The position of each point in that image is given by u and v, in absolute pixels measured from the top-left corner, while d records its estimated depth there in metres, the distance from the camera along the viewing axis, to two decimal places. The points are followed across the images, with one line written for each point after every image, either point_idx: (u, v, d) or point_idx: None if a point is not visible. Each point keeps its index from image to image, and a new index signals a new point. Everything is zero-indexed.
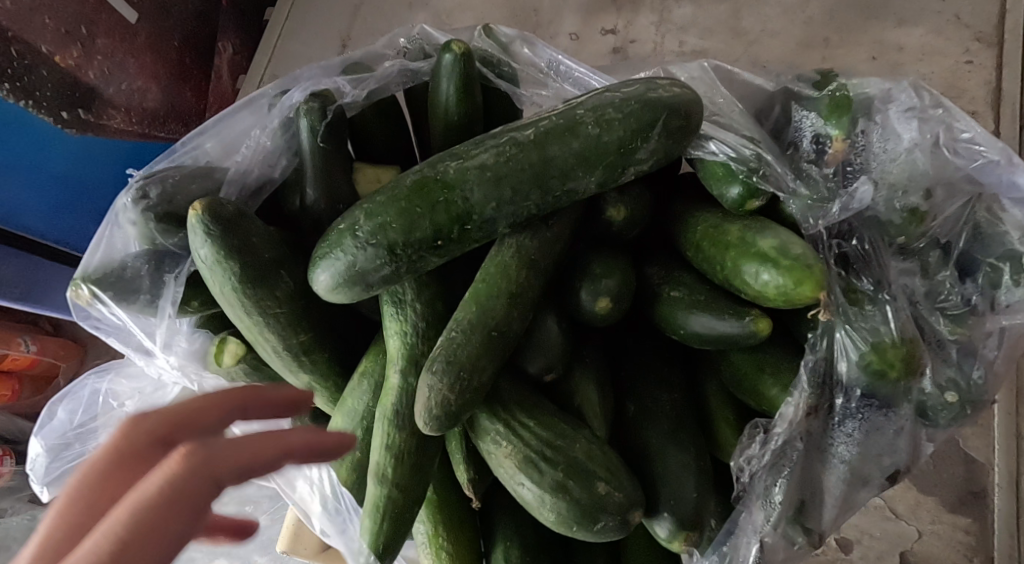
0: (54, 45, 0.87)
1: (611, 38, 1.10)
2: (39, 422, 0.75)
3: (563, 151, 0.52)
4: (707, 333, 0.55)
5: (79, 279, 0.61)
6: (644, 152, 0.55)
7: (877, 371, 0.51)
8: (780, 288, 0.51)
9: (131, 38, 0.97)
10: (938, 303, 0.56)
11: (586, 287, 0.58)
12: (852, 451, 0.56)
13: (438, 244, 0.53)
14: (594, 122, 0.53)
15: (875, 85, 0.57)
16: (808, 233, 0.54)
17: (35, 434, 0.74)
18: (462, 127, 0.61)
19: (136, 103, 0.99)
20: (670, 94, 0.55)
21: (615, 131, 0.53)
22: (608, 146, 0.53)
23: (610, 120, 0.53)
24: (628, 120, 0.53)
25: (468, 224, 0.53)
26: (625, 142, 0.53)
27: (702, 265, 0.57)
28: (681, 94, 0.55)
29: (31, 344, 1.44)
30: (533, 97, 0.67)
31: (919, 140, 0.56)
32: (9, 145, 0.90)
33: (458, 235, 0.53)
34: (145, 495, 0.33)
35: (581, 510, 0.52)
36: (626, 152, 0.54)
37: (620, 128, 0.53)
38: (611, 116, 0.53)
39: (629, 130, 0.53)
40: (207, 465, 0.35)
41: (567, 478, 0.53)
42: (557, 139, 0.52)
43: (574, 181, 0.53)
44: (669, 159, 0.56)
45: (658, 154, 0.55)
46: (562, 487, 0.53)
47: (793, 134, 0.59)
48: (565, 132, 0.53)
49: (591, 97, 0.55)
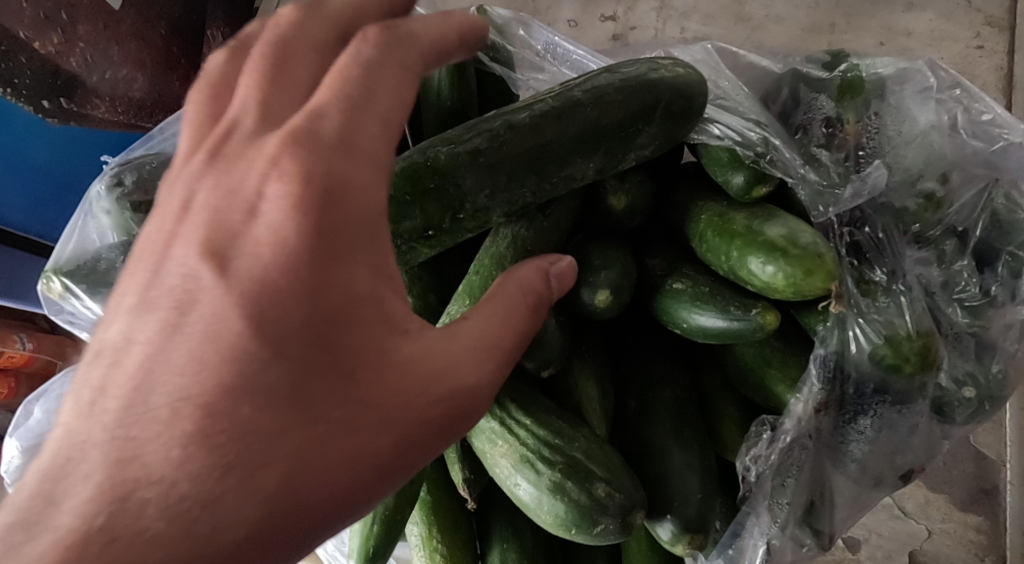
0: (32, 31, 0.83)
1: (611, 24, 1.07)
2: (17, 423, 0.72)
3: (560, 134, 0.50)
4: (712, 327, 0.52)
5: (52, 272, 0.58)
6: (645, 134, 0.52)
7: (892, 365, 0.49)
8: (789, 279, 0.48)
9: (115, 24, 0.92)
10: (955, 294, 0.53)
11: (585, 279, 0.55)
12: (864, 449, 0.53)
13: (429, 234, 0.50)
14: (592, 103, 0.50)
15: (888, 66, 0.56)
16: (817, 221, 0.51)
17: (12, 434, 0.71)
18: (451, 111, 0.58)
19: (122, 93, 0.95)
20: (672, 75, 0.52)
21: (614, 112, 0.50)
22: (607, 129, 0.50)
23: (609, 101, 0.50)
24: (627, 101, 0.51)
25: (460, 212, 0.50)
26: (625, 123, 0.51)
27: (706, 255, 0.54)
28: (683, 75, 0.53)
29: (27, 342, 1.29)
30: (529, 81, 0.64)
31: (935, 121, 0.55)
32: None
33: (449, 223, 0.50)
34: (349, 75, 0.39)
35: (582, 512, 0.50)
36: (626, 134, 0.51)
37: (619, 109, 0.51)
38: (610, 96, 0.51)
39: (629, 111, 0.51)
40: (396, 53, 0.41)
41: (564, 478, 0.50)
42: (554, 121, 0.50)
43: (572, 166, 0.51)
44: (671, 144, 0.54)
45: (658, 136, 0.53)
46: (560, 487, 0.50)
47: (802, 117, 0.56)
48: (562, 113, 0.50)
49: (588, 77, 0.52)
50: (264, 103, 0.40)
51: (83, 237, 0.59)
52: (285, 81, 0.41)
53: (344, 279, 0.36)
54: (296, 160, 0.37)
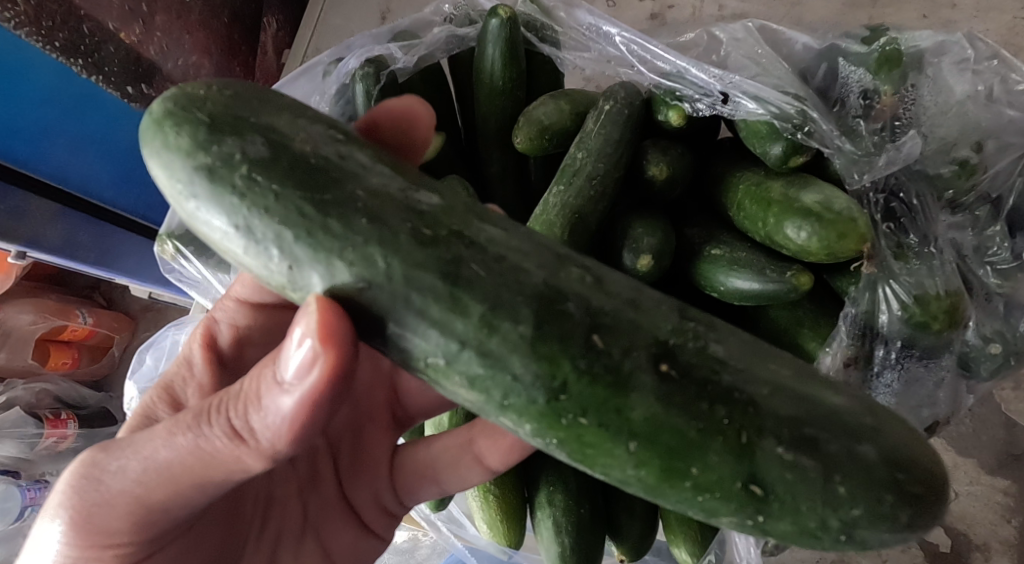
0: (119, 22, 0.90)
1: (648, 3, 1.02)
2: (131, 369, 0.75)
3: (193, 193, 0.41)
4: (748, 290, 0.55)
5: (164, 236, 0.64)
6: (200, 94, 0.42)
7: (920, 323, 0.52)
8: (822, 242, 0.52)
9: (186, 15, 0.97)
10: (986, 257, 0.56)
11: (627, 246, 0.59)
12: (890, 402, 0.55)
13: (754, 489, 0.36)
14: (173, 98, 0.43)
15: (927, 39, 0.58)
16: (852, 189, 0.55)
17: (129, 378, 0.73)
18: (509, 108, 0.65)
19: (190, 77, 0.98)
20: (223, 96, 0.42)
21: (161, 106, 0.43)
22: (194, 121, 0.41)
23: (206, 99, 0.42)
24: (216, 88, 0.43)
25: (566, 362, 0.37)
26: (176, 134, 0.41)
27: (744, 223, 0.57)
28: (218, 97, 0.42)
29: (88, 316, 1.37)
30: (658, 60, 0.63)
31: (970, 92, 0.57)
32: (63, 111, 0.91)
33: (542, 421, 0.38)
34: (313, 396, 0.37)
35: (727, 497, 0.36)
36: (173, 104, 0.42)
37: (165, 114, 0.42)
38: (241, 87, 0.43)
39: (178, 99, 0.42)
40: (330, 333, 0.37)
41: (699, 384, 0.37)
42: (175, 179, 0.41)
43: (238, 222, 0.40)
44: (182, 167, 0.41)
45: (190, 93, 0.42)
46: (679, 468, 0.36)
47: (839, 91, 0.59)
48: (168, 162, 0.42)
49: (248, 131, 0.41)
50: (299, 424, 0.38)
51: None
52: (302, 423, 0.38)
53: (200, 457, 0.39)
54: (206, 456, 0.39)
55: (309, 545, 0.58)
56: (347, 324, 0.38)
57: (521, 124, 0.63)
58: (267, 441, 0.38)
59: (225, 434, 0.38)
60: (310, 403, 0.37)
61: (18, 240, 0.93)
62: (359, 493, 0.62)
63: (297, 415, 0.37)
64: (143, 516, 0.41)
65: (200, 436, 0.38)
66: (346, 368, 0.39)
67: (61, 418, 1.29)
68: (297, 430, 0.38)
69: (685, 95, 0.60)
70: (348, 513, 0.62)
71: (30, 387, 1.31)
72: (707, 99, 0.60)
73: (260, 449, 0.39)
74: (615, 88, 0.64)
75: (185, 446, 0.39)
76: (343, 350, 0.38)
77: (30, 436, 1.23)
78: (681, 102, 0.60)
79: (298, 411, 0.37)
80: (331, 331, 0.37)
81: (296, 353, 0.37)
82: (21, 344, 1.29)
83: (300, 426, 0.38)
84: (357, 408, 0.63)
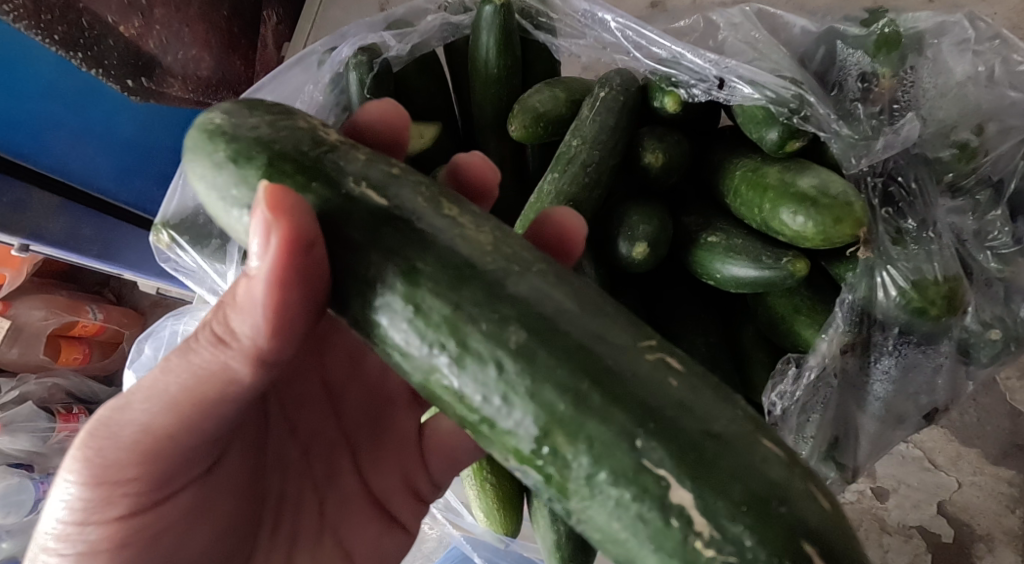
0: (119, 16, 0.87)
1: None
2: (130, 359, 0.75)
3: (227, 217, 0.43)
4: (746, 277, 0.55)
5: (160, 225, 0.65)
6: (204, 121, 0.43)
7: (918, 308, 0.51)
8: (818, 228, 0.51)
9: (185, 8, 0.95)
10: (987, 242, 0.55)
11: (622, 233, 0.58)
12: (888, 389, 0.55)
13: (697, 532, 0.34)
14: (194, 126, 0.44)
15: (926, 19, 0.57)
16: (849, 173, 0.54)
17: (129, 366, 0.74)
18: (504, 96, 0.65)
19: (191, 71, 0.98)
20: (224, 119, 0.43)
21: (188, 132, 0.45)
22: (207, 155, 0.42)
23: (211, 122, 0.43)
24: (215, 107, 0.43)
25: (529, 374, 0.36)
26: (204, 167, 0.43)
27: (740, 210, 0.57)
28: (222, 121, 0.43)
29: (98, 312, 1.38)
30: (651, 46, 0.62)
31: (971, 73, 0.56)
32: (62, 104, 0.92)
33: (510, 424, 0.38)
34: (283, 276, 0.37)
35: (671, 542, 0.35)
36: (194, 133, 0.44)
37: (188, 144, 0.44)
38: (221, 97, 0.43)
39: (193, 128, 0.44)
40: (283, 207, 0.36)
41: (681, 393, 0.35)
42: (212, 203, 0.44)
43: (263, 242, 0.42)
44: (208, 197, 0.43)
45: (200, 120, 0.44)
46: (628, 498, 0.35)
47: (837, 74, 0.59)
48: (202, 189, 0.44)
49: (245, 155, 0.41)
50: (281, 312, 0.39)
51: (184, 197, 0.65)
52: (283, 317, 0.39)
53: (189, 382, 0.40)
54: (197, 379, 0.40)
55: (328, 542, 0.55)
56: (303, 211, 0.37)
57: (516, 112, 0.62)
58: (249, 338, 0.39)
59: (211, 343, 0.40)
60: (277, 280, 0.37)
61: (19, 234, 0.97)
62: (384, 477, 0.60)
63: (277, 297, 0.38)
64: (140, 458, 0.41)
65: (192, 353, 0.40)
66: (311, 240, 0.37)
67: (72, 412, 1.30)
68: (281, 321, 0.39)
69: (680, 81, 0.60)
70: (368, 501, 0.59)
71: (42, 382, 1.32)
72: (703, 84, 0.59)
73: (247, 350, 0.40)
74: (611, 75, 0.63)
75: (177, 371, 0.40)
76: (306, 230, 0.37)
77: (41, 430, 1.26)
78: (676, 87, 0.60)
79: (275, 293, 0.38)
80: (283, 202, 0.36)
81: (253, 230, 0.37)
82: (33, 339, 1.31)
83: (282, 312, 0.39)
84: (371, 388, 0.61)
